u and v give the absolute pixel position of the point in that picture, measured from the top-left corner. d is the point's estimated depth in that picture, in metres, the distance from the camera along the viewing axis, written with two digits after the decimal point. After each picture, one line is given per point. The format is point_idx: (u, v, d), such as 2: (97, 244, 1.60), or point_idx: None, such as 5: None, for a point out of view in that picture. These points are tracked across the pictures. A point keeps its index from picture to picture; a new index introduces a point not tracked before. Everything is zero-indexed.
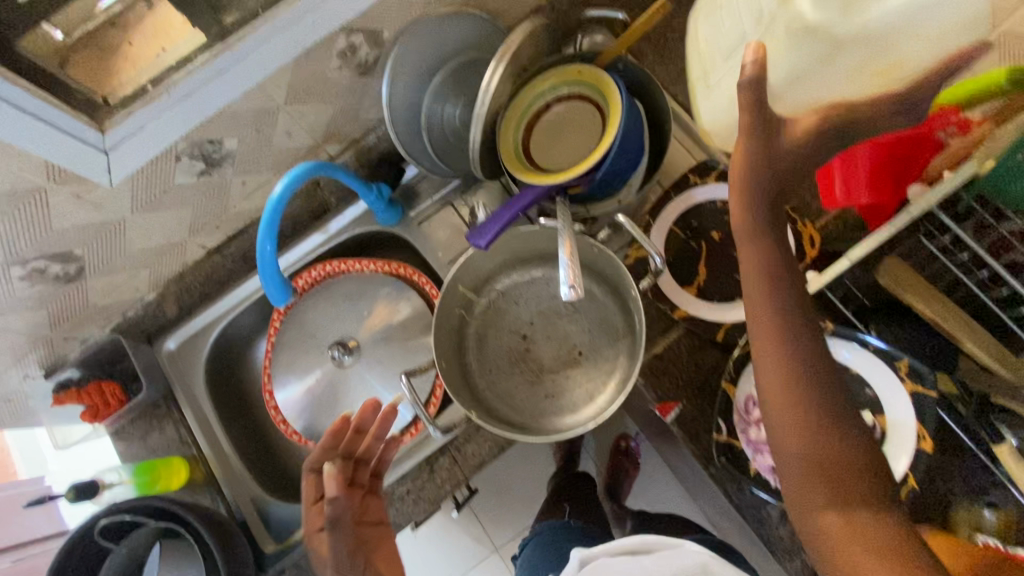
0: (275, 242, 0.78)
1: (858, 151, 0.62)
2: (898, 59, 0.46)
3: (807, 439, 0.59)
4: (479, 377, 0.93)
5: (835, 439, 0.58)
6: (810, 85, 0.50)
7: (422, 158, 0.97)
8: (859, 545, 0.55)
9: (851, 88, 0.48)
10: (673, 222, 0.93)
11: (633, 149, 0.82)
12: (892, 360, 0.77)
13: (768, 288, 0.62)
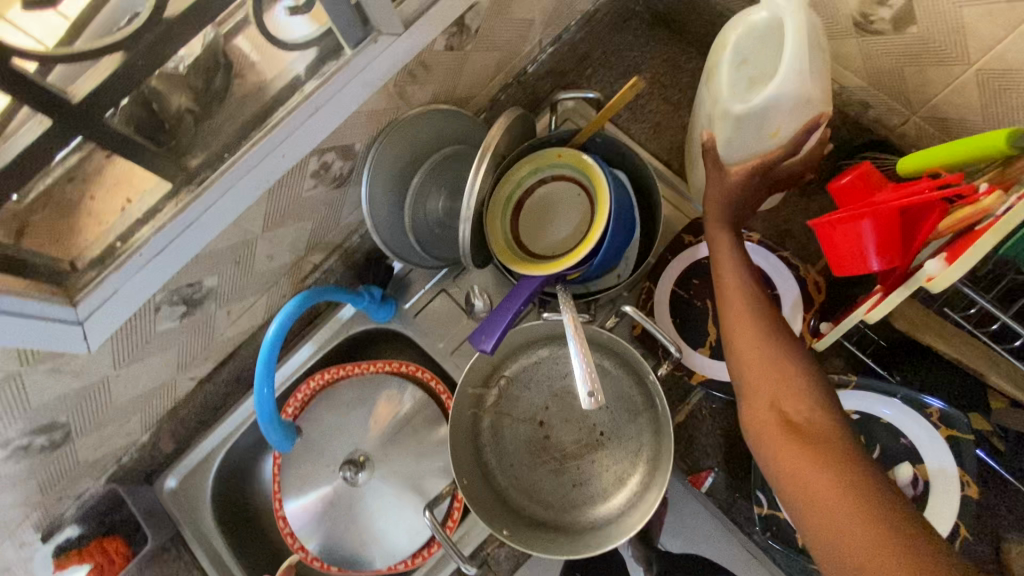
0: (272, 386, 0.78)
1: (862, 221, 0.61)
2: (778, 126, 0.67)
3: (757, 352, 0.64)
4: (500, 475, 0.89)
5: (797, 389, 0.61)
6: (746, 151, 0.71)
7: (411, 254, 0.93)
8: (813, 474, 0.56)
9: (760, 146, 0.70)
10: (674, 282, 0.91)
11: (624, 225, 0.80)
12: (922, 408, 0.75)
13: (732, 270, 0.70)
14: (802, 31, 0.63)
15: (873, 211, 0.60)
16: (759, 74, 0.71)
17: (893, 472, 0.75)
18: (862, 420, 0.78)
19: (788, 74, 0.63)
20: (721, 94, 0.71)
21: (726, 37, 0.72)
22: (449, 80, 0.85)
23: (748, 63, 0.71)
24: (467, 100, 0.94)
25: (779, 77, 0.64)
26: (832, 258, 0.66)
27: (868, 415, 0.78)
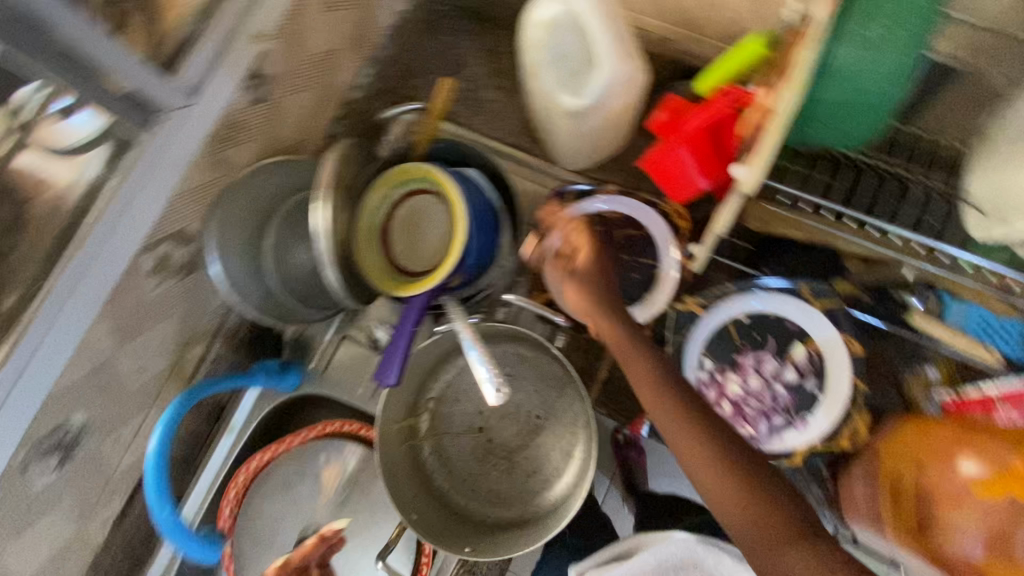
0: (170, 506, 0.76)
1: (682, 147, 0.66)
2: (616, 103, 0.77)
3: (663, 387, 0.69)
4: (457, 493, 0.89)
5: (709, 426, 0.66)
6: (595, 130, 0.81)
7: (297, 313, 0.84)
8: (725, 488, 0.63)
9: (604, 123, 0.79)
10: (558, 253, 0.94)
11: (486, 218, 0.82)
12: (795, 291, 0.83)
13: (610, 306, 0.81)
14: (604, 26, 0.72)
15: (678, 139, 0.67)
16: (575, 62, 0.77)
17: (790, 355, 0.82)
18: (753, 320, 0.84)
19: (612, 58, 0.72)
20: (551, 91, 0.78)
21: (530, 38, 0.77)
22: (270, 131, 0.83)
23: (565, 56, 0.77)
24: (300, 145, 0.92)
25: (607, 65, 0.73)
26: (674, 191, 0.70)
27: (755, 314, 0.84)
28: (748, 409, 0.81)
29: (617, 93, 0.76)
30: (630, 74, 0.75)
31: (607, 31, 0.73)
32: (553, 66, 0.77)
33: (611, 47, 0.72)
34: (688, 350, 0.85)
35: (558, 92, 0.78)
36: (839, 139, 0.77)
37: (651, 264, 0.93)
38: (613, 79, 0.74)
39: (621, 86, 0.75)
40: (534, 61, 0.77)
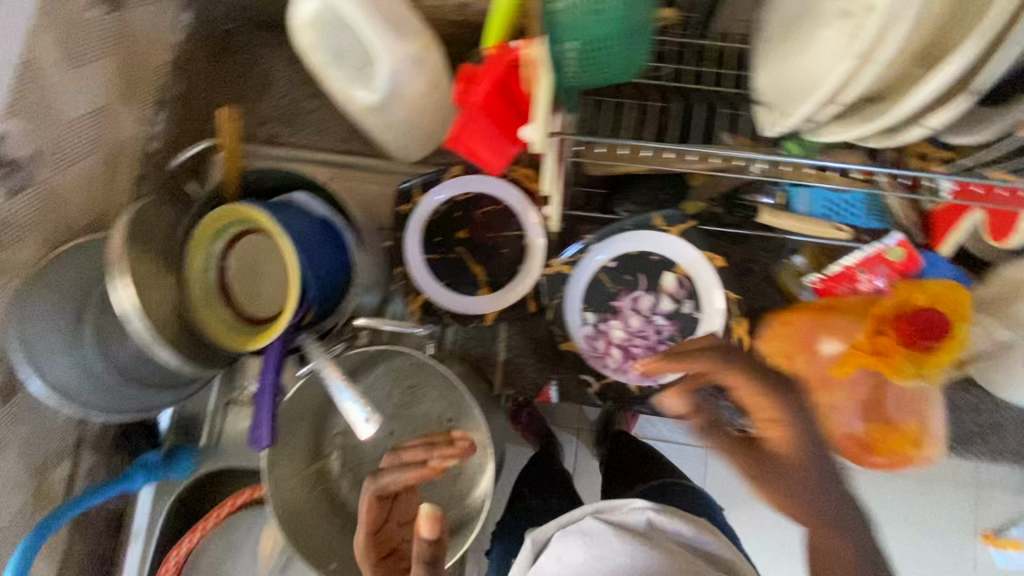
0: None
1: (476, 121, 0.61)
2: (416, 87, 0.71)
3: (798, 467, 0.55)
4: None
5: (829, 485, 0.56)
6: (406, 121, 0.75)
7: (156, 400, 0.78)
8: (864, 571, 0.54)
9: (410, 111, 0.74)
10: (421, 250, 0.90)
11: (322, 242, 0.77)
12: (650, 223, 0.83)
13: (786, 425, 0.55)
14: (364, 10, 0.65)
15: (472, 111, 0.60)
16: (359, 56, 0.71)
17: (661, 286, 0.83)
18: (619, 263, 0.85)
19: (385, 44, 0.67)
20: (343, 92, 0.72)
21: (303, 44, 0.70)
22: (54, 216, 0.74)
23: (344, 52, 0.71)
24: (105, 218, 0.83)
25: (383, 53, 0.67)
26: (491, 167, 0.65)
27: (621, 256, 0.84)
28: (637, 349, 0.82)
29: (409, 77, 0.70)
30: (415, 54, 0.69)
31: (376, 21, 0.66)
32: (341, 65, 0.71)
33: (380, 32, 0.66)
34: (569, 310, 0.85)
35: (352, 94, 0.72)
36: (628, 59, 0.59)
37: (516, 234, 0.91)
38: (398, 64, 0.68)
39: (411, 69, 0.70)
40: (315, 65, 0.71)
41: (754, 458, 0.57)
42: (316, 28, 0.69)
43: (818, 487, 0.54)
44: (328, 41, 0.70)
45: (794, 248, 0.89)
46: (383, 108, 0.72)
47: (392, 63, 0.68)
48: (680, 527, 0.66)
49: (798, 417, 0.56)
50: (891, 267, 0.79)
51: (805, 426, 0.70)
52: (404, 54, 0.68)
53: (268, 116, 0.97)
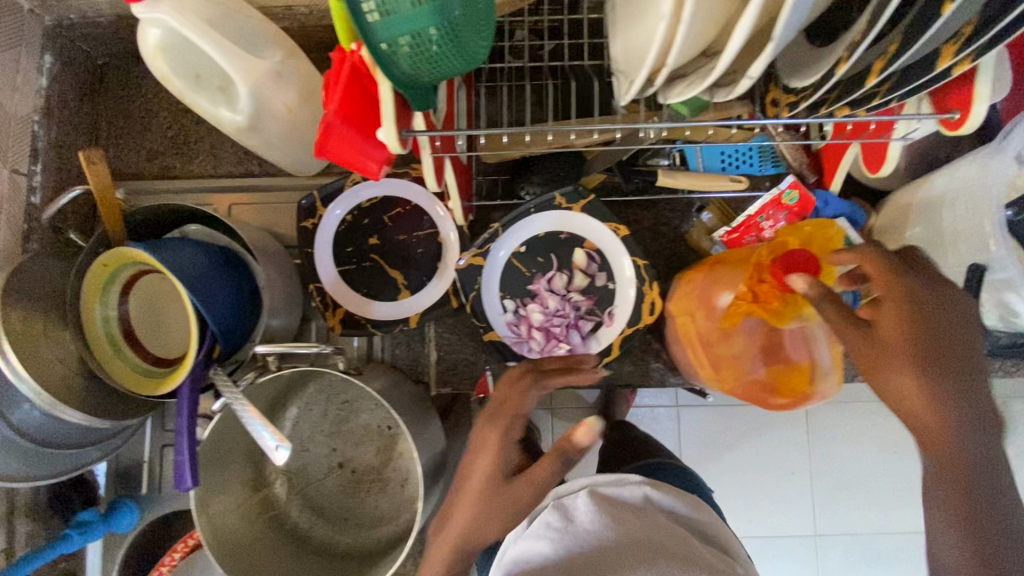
0: None
1: (336, 126, 0.59)
2: (284, 101, 0.70)
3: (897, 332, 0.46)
4: (341, 535, 0.86)
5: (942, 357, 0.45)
6: (285, 136, 0.74)
7: (85, 457, 0.79)
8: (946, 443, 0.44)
9: (286, 126, 0.72)
10: (332, 263, 0.88)
11: (219, 270, 0.74)
12: (553, 203, 0.83)
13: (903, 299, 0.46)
14: (210, 32, 0.63)
15: (331, 121, 0.58)
16: (220, 78, 0.69)
17: (573, 263, 0.84)
18: (530, 246, 0.85)
19: (240, 62, 0.65)
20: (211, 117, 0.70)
21: (159, 73, 0.67)
22: None
23: (202, 75, 0.68)
24: None
25: (238, 73, 0.65)
26: (365, 171, 0.63)
27: (530, 240, 0.85)
28: (558, 329, 0.82)
29: (273, 91, 0.68)
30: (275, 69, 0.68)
31: (219, 37, 0.64)
32: (202, 89, 0.68)
33: (231, 51, 0.64)
34: (487, 300, 0.84)
35: (220, 117, 0.70)
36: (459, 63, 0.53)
37: (427, 233, 0.91)
38: (257, 80, 0.67)
39: (273, 84, 0.68)
40: (177, 92, 0.69)
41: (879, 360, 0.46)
42: (168, 54, 0.66)
43: (922, 371, 0.45)
44: (184, 66, 0.67)
45: (701, 206, 0.90)
46: (256, 126, 0.70)
47: (252, 80, 0.66)
48: (672, 500, 0.69)
49: (944, 286, 0.47)
50: (788, 209, 0.82)
51: (710, 374, 0.68)
52: (262, 71, 0.67)
53: (159, 148, 0.95)
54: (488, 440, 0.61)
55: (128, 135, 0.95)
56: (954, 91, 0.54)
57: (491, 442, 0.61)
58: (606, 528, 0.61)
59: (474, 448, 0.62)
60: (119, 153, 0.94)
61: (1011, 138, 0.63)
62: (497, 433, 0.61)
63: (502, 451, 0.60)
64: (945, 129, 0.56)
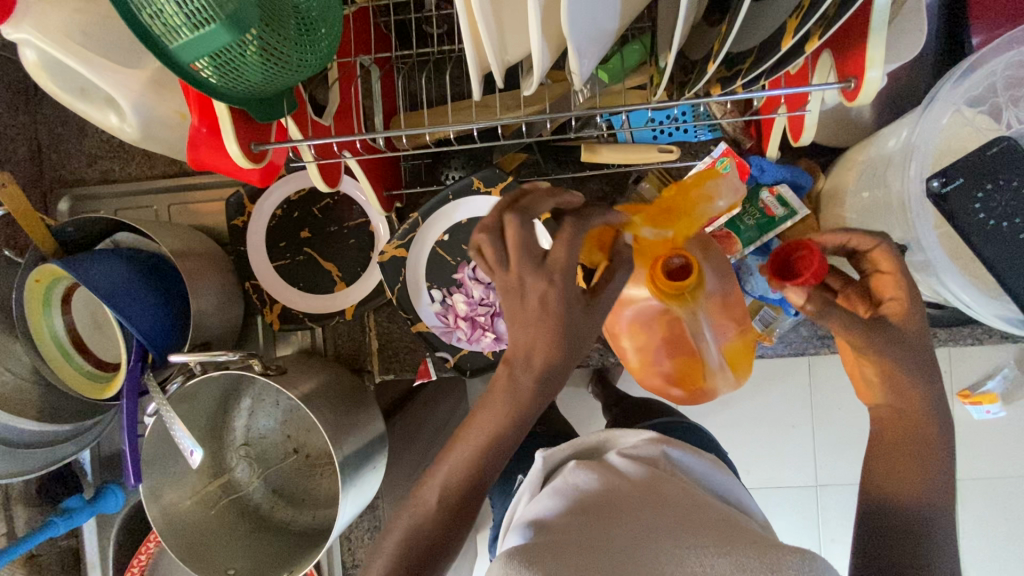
0: None
1: (197, 134, 0.57)
2: (177, 107, 0.68)
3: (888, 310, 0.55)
4: (303, 514, 0.92)
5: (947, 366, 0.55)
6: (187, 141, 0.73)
7: (63, 450, 0.83)
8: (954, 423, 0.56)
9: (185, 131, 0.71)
10: (267, 258, 0.90)
11: (145, 280, 0.76)
12: (471, 187, 0.80)
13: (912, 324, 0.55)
14: (81, 46, 0.62)
15: (197, 133, 0.57)
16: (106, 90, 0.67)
17: None
18: (452, 234, 0.83)
19: (117, 75, 0.64)
20: (109, 127, 0.69)
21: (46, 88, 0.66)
22: None
23: (89, 88, 0.66)
24: None
25: (116, 86, 0.64)
26: (242, 178, 0.62)
27: (453, 226, 0.83)
28: (484, 317, 0.82)
29: (160, 98, 0.67)
30: (160, 78, 0.67)
31: (88, 53, 0.62)
32: (92, 102, 0.67)
33: (107, 67, 0.63)
34: (413, 290, 0.83)
35: (114, 130, 0.69)
36: (297, 73, 0.51)
37: (357, 222, 0.90)
38: (138, 88, 0.65)
39: (159, 92, 0.67)
40: (68, 103, 0.67)
41: (818, 314, 0.55)
42: (47, 67, 0.64)
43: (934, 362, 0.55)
44: (71, 78, 0.65)
45: (638, 177, 0.83)
46: (150, 137, 0.69)
47: (135, 92, 0.65)
48: (689, 458, 0.69)
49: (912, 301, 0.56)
50: None
51: (624, 359, 0.68)
52: (142, 81, 0.65)
53: (99, 153, 0.96)
54: (526, 311, 0.46)
55: (67, 141, 0.96)
56: (851, 55, 0.47)
57: (533, 313, 0.46)
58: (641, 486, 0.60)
59: (518, 330, 0.47)
60: (61, 161, 0.97)
61: (937, 99, 0.58)
62: (535, 299, 0.46)
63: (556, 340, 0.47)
64: (844, 100, 0.49)
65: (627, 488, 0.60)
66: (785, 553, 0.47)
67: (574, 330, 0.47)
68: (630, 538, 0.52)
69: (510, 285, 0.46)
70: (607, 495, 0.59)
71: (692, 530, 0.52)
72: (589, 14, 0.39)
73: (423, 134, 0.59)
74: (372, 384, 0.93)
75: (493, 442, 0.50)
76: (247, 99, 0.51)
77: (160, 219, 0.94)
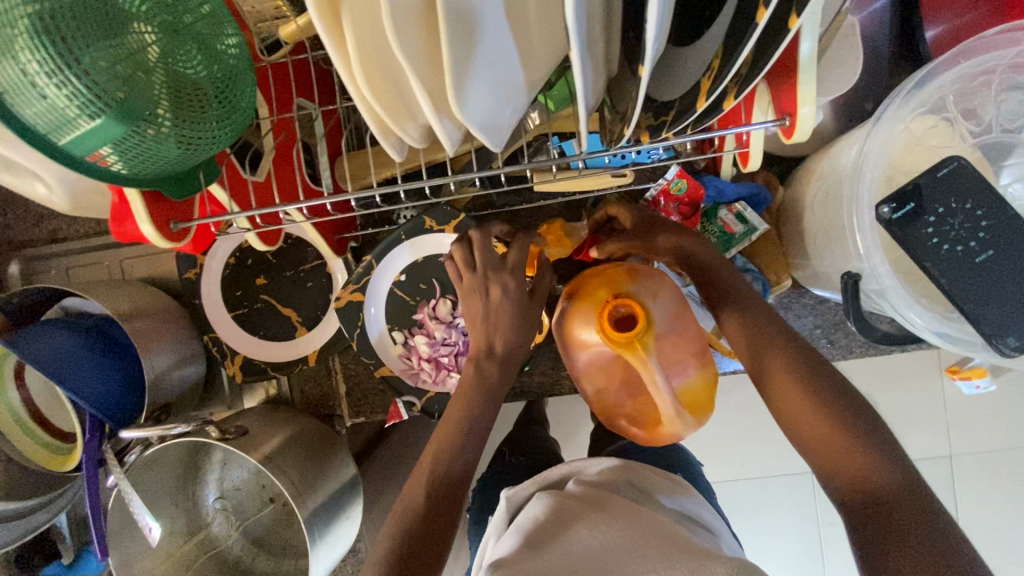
0: None
1: (122, 212, 0.55)
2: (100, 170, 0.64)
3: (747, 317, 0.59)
4: (284, 563, 0.91)
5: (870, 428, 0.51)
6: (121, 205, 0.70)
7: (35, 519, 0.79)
8: None
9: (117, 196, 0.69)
10: (225, 308, 0.87)
11: (93, 349, 0.73)
12: (423, 226, 0.78)
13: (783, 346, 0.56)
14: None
15: (118, 209, 0.55)
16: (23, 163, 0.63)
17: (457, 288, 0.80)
18: (409, 274, 0.80)
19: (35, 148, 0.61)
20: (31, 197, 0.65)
21: None
22: None
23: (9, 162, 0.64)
24: None
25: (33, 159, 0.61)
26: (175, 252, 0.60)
27: (409, 266, 0.80)
28: (445, 359, 0.79)
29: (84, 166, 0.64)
30: None
31: None
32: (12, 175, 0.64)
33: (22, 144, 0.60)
34: (374, 333, 0.81)
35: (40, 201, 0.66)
36: (206, 149, 0.49)
37: (313, 266, 0.87)
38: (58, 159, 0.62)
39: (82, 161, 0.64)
40: None
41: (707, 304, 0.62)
42: None
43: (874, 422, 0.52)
44: None
45: (595, 200, 0.80)
46: (78, 205, 0.66)
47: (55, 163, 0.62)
48: (652, 483, 0.68)
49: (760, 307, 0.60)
50: (678, 201, 0.73)
51: (586, 400, 0.66)
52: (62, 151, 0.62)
53: (44, 213, 0.94)
54: (492, 305, 0.62)
55: (11, 203, 0.94)
56: (783, 91, 0.45)
57: (495, 300, 0.62)
58: (600, 511, 0.59)
59: (483, 325, 0.63)
60: (9, 224, 0.94)
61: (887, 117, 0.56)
62: (494, 292, 0.62)
63: (512, 320, 0.62)
64: (782, 137, 0.47)
65: (584, 509, 0.60)
66: (716, 563, 0.47)
67: (517, 318, 0.62)
68: (590, 553, 0.52)
69: (477, 283, 0.63)
70: (561, 514, 0.59)
71: (643, 550, 0.52)
72: (490, 96, 0.36)
73: (353, 197, 0.57)
74: (343, 430, 0.91)
75: (433, 483, 0.58)
76: (157, 179, 0.48)
77: (113, 276, 0.92)
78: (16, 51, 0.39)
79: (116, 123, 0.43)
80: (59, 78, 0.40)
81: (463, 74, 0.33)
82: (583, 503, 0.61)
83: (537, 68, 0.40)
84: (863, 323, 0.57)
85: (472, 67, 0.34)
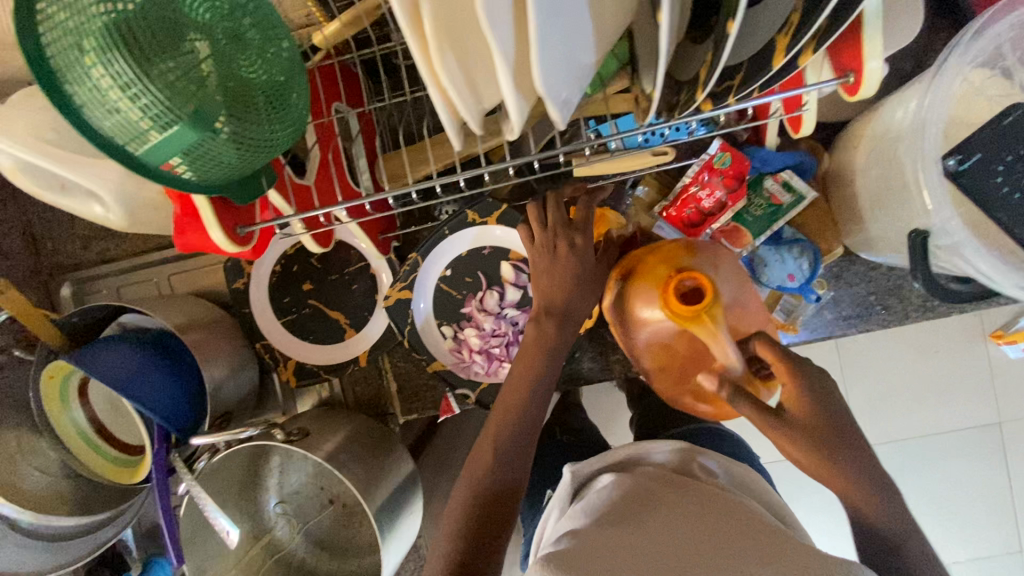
0: None
1: (185, 222, 0.56)
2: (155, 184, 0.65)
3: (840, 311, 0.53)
4: (347, 562, 0.92)
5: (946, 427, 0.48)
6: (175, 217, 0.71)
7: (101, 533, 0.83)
8: None
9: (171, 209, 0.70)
10: (273, 315, 0.89)
11: (156, 362, 0.75)
12: (465, 220, 0.79)
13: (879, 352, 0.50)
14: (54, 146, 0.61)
15: (182, 219, 0.56)
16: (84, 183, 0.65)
17: (502, 278, 0.80)
18: (454, 268, 0.81)
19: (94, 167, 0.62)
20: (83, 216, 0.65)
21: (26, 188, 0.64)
22: None
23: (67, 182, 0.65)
24: None
25: (92, 176, 0.62)
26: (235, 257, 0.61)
27: (454, 259, 0.81)
28: (496, 348, 0.80)
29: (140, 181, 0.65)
30: None
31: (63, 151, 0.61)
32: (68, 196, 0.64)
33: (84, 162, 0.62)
34: (424, 329, 0.81)
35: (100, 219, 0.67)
36: (269, 152, 0.50)
37: (357, 268, 0.88)
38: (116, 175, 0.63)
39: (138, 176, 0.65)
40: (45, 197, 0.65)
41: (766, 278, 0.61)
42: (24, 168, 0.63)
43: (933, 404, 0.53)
44: (48, 175, 0.64)
45: (635, 181, 0.80)
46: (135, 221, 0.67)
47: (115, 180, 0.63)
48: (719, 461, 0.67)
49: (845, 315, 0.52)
50: (723, 174, 0.72)
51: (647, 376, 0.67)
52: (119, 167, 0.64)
53: (91, 234, 0.96)
54: (559, 259, 0.63)
55: (59, 226, 0.96)
56: (845, 47, 0.44)
57: (564, 257, 0.62)
58: (679, 493, 0.59)
59: (553, 279, 0.63)
60: (57, 247, 0.97)
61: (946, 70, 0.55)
62: (563, 247, 0.62)
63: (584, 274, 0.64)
64: (844, 94, 0.46)
65: (657, 490, 0.60)
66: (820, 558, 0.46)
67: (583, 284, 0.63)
68: (670, 534, 0.52)
69: (546, 241, 0.64)
70: (635, 496, 0.59)
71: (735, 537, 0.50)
72: (566, 71, 0.36)
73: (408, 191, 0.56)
74: (396, 427, 0.92)
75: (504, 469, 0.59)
76: (225, 186, 0.49)
77: (163, 291, 0.94)
78: (95, 67, 0.40)
79: (188, 128, 0.44)
80: (135, 90, 0.41)
81: (545, 48, 0.33)
82: (657, 484, 0.61)
83: (606, 39, 0.40)
84: (933, 283, 0.56)
85: (553, 42, 0.34)
